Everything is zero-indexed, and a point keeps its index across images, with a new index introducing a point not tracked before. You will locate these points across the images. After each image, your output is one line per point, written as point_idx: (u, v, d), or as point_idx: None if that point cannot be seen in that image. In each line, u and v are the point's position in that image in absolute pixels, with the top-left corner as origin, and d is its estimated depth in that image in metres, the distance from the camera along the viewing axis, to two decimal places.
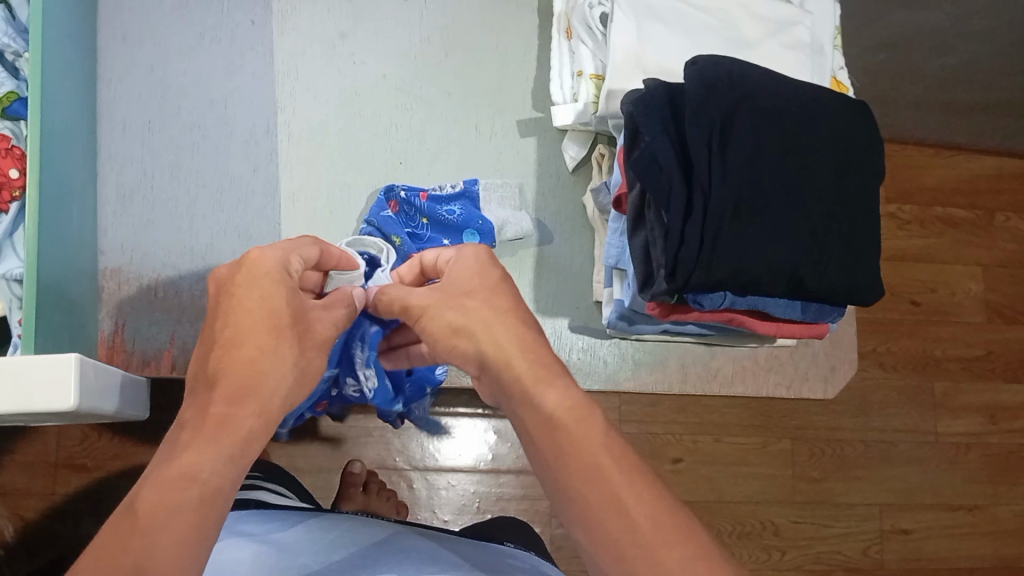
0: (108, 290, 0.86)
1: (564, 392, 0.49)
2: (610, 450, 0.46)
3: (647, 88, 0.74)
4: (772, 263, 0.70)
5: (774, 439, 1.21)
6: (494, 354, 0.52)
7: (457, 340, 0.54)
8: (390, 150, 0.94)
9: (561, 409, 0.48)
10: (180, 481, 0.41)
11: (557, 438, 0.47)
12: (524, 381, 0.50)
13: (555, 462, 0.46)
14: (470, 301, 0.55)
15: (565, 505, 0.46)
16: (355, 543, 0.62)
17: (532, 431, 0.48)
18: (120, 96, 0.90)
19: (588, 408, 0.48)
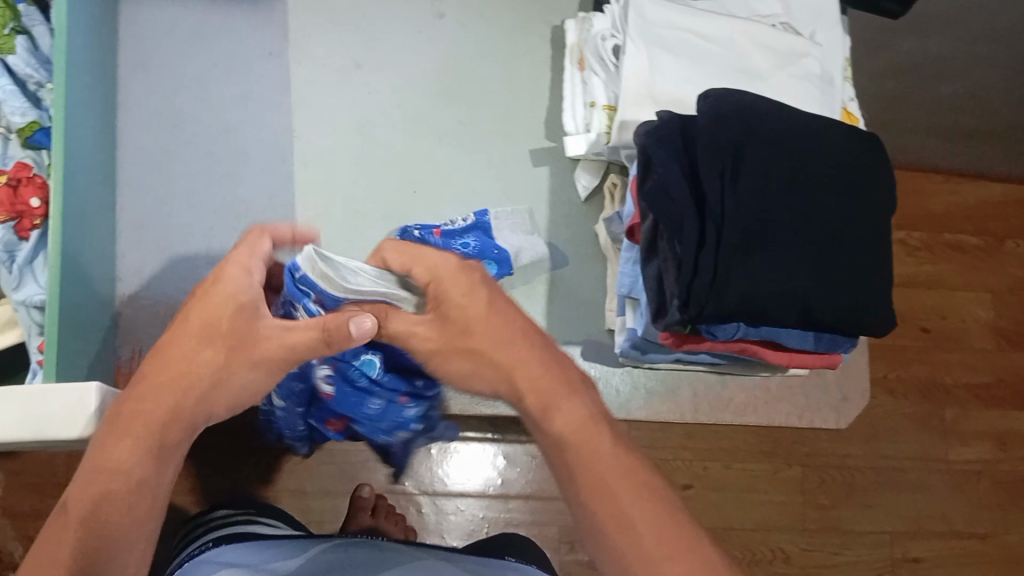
0: (125, 316, 0.87)
1: (578, 404, 0.55)
2: (620, 464, 0.51)
3: (659, 120, 0.75)
4: (785, 294, 0.70)
5: (784, 465, 1.20)
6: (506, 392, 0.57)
7: (474, 378, 0.59)
8: (403, 178, 0.95)
9: (573, 427, 0.53)
10: (107, 480, 0.52)
11: (571, 455, 0.52)
12: (535, 405, 0.55)
13: (568, 476, 0.52)
14: (474, 345, 0.58)
15: (581, 518, 0.51)
16: (349, 564, 0.63)
17: (549, 443, 0.54)
18: (137, 123, 0.91)
19: (597, 424, 0.54)
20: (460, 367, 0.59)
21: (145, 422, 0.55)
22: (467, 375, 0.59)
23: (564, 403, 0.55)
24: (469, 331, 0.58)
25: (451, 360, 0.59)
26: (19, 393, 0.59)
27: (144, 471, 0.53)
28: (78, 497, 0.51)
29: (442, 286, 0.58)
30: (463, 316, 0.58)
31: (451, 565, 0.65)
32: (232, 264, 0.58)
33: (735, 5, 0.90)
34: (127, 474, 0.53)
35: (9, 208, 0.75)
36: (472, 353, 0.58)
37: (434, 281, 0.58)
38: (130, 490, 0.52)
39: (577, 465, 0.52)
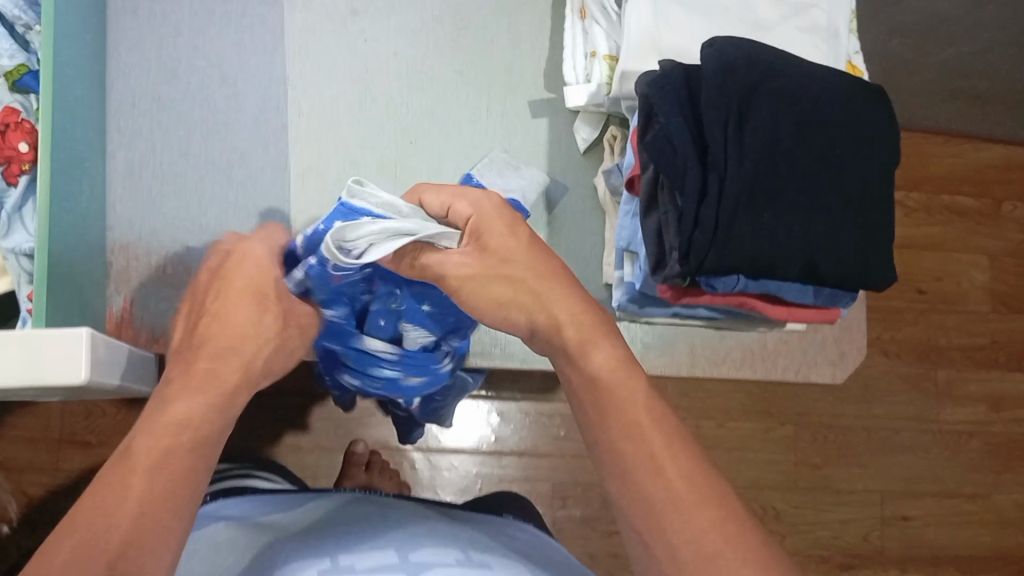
0: (116, 266, 0.86)
1: (612, 350, 0.56)
2: (649, 409, 0.52)
3: (662, 68, 0.73)
4: (787, 247, 0.69)
5: (776, 425, 1.21)
6: (545, 323, 0.58)
7: (506, 309, 0.59)
8: (401, 130, 0.93)
9: (606, 368, 0.54)
10: (170, 431, 0.48)
11: (600, 396, 0.53)
12: (575, 340, 0.56)
13: (595, 417, 0.53)
14: (513, 274, 0.59)
15: (608, 458, 0.51)
16: (346, 520, 0.62)
17: (579, 386, 0.55)
18: (128, 70, 0.89)
19: (630, 370, 0.55)
20: (497, 294, 0.59)
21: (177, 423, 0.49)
22: (497, 308, 0.59)
23: (598, 347, 0.56)
24: (510, 259, 0.59)
25: (485, 286, 0.59)
26: (13, 338, 0.58)
27: (204, 430, 0.49)
28: (139, 443, 0.47)
29: (484, 218, 0.61)
30: (504, 245, 0.60)
31: (447, 522, 0.64)
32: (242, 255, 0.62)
33: None
34: (189, 428, 0.49)
35: None
36: (512, 281, 0.59)
37: (475, 214, 0.61)
38: (192, 445, 0.48)
39: (604, 406, 0.53)
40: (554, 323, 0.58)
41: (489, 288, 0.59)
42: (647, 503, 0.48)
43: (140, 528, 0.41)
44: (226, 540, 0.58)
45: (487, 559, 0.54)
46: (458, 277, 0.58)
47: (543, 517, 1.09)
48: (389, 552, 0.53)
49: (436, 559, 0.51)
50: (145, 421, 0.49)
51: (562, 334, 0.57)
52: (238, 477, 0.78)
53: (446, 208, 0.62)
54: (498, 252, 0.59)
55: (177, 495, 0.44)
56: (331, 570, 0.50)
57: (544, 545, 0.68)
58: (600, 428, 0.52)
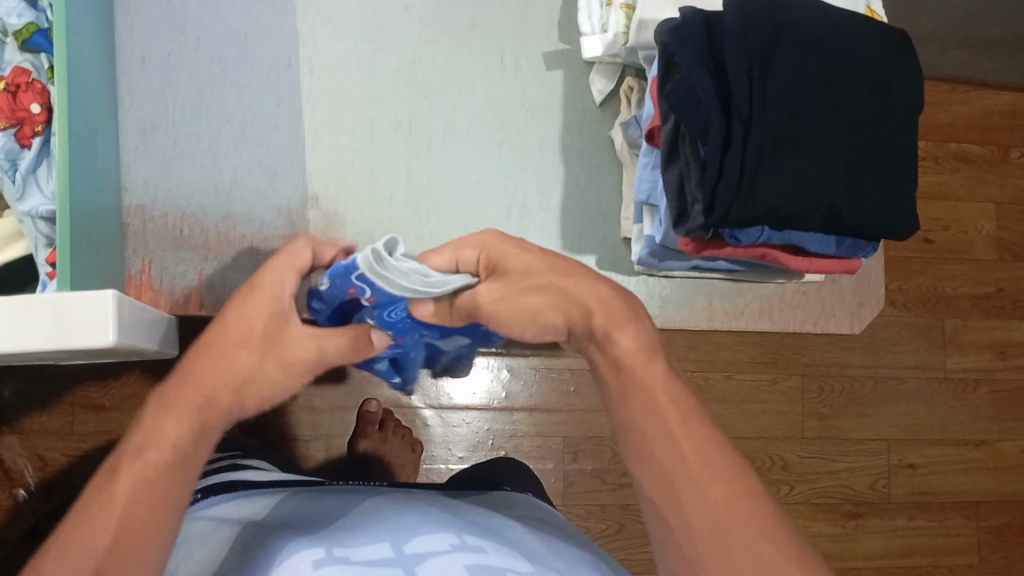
0: (133, 229, 0.85)
1: (634, 334, 0.55)
2: (672, 391, 0.53)
3: (683, 16, 0.71)
4: (811, 197, 0.69)
5: (784, 376, 1.21)
6: (575, 316, 0.57)
7: (541, 311, 0.58)
8: (414, 84, 0.92)
9: (628, 353, 0.54)
10: (155, 460, 0.47)
11: (625, 379, 0.54)
12: (602, 326, 0.56)
13: (620, 398, 0.53)
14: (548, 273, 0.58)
15: (628, 439, 0.52)
16: (343, 509, 0.63)
17: (603, 368, 0.55)
18: (136, 26, 0.87)
19: (653, 353, 0.55)
20: (533, 304, 0.58)
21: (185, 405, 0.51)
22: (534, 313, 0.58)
23: (621, 331, 0.55)
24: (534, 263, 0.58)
25: (517, 301, 0.59)
26: (36, 301, 0.57)
27: (190, 455, 0.49)
28: (127, 468, 0.46)
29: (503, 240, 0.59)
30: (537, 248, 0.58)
31: (437, 502, 0.65)
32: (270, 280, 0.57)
33: None
34: (174, 450, 0.49)
35: (8, 115, 0.72)
36: (545, 290, 0.58)
37: (482, 252, 0.61)
38: (177, 469, 0.48)
39: (628, 388, 0.53)
40: (584, 315, 0.57)
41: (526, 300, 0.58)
42: (663, 474, 0.49)
43: (127, 535, 0.43)
44: (218, 539, 0.58)
45: (482, 542, 0.55)
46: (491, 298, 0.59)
47: (554, 472, 1.10)
48: (385, 545, 0.54)
49: (432, 548, 0.53)
50: (133, 442, 0.48)
51: (592, 322, 0.57)
52: (227, 468, 0.74)
53: (455, 260, 0.62)
54: (517, 272, 0.59)
55: (161, 515, 0.45)
56: (327, 558, 0.52)
57: (553, 523, 0.70)
58: (624, 407, 0.53)
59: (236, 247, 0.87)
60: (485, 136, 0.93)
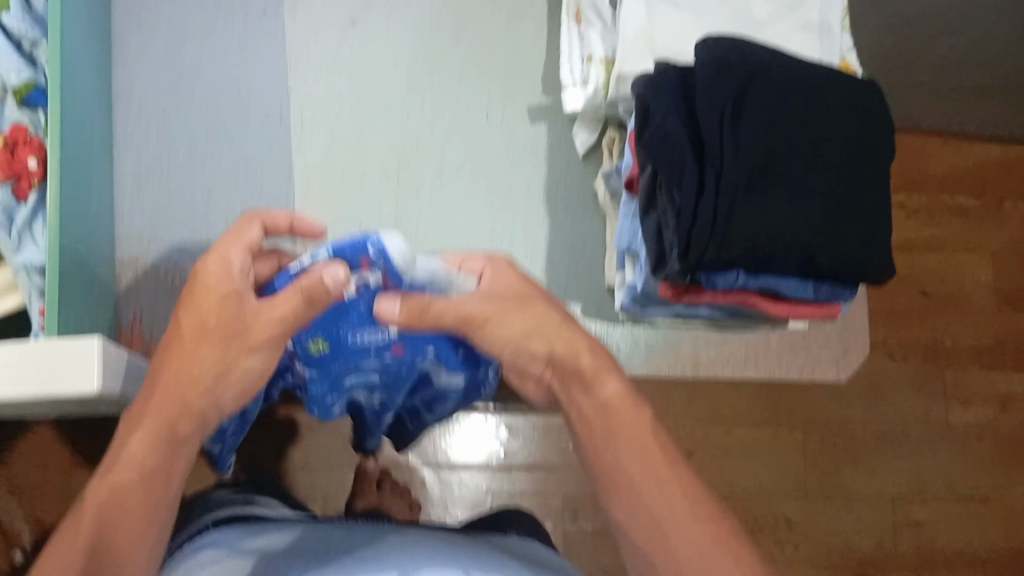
0: (126, 280, 0.87)
1: (621, 381, 0.61)
2: (654, 440, 0.58)
3: (657, 70, 0.74)
4: (786, 239, 0.70)
5: (785, 430, 1.21)
6: (564, 353, 0.61)
7: (530, 341, 0.61)
8: (402, 136, 0.95)
9: (616, 397, 0.60)
10: (125, 472, 0.55)
11: (612, 422, 0.59)
12: (591, 367, 0.61)
13: (603, 442, 0.58)
14: (533, 308, 0.61)
15: (608, 477, 0.58)
16: (358, 545, 0.62)
17: (585, 412, 0.60)
18: (135, 86, 0.91)
19: (637, 401, 0.60)
20: (520, 327, 0.60)
21: (153, 414, 0.58)
22: (521, 340, 0.60)
23: (610, 376, 0.61)
24: (528, 298, 0.61)
25: (507, 322, 0.59)
26: (30, 345, 0.59)
27: (157, 470, 0.57)
28: (98, 491, 0.55)
29: (496, 271, 0.62)
30: (512, 284, 0.62)
31: (456, 542, 0.64)
32: (213, 262, 0.59)
33: None
34: (141, 465, 0.56)
35: (7, 169, 0.74)
36: (533, 315, 0.61)
37: (488, 268, 0.63)
38: (146, 484, 0.56)
39: (613, 431, 0.58)
40: (573, 351, 0.61)
41: (512, 322, 0.60)
42: (651, 517, 0.55)
43: (103, 549, 0.52)
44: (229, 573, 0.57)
45: None
46: (483, 315, 0.58)
47: (554, 531, 1.09)
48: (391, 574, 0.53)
49: None
50: (107, 460, 0.57)
51: (579, 363, 0.61)
52: (239, 504, 0.75)
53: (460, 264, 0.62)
54: (514, 293, 0.61)
55: (136, 528, 0.54)
56: None
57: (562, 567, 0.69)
58: (609, 452, 0.58)
59: None
60: (473, 188, 0.95)
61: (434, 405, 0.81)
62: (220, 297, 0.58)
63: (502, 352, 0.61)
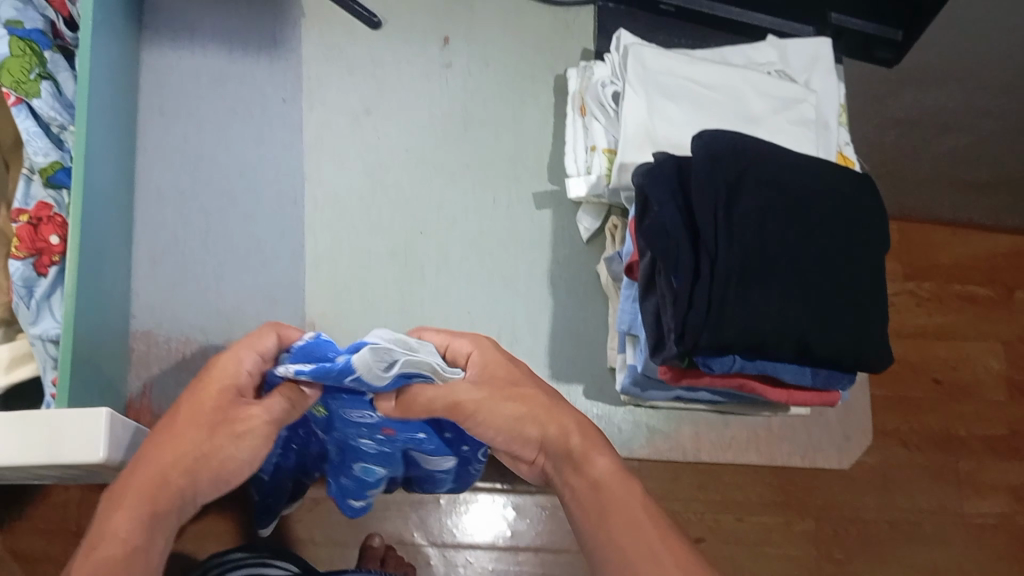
0: (137, 352, 0.90)
1: (611, 459, 0.63)
2: (645, 514, 0.59)
3: (655, 161, 0.77)
4: (780, 327, 0.71)
5: (797, 519, 1.26)
6: (556, 434, 0.63)
7: (522, 425, 0.63)
8: (411, 219, 0.98)
9: (608, 474, 0.62)
10: (110, 548, 0.55)
11: (604, 497, 0.60)
12: (581, 447, 0.63)
13: (596, 518, 0.60)
14: (523, 395, 0.64)
15: (605, 557, 0.58)
16: None
17: (579, 491, 0.62)
18: (157, 167, 0.96)
19: (628, 477, 0.62)
20: (511, 414, 0.62)
21: (137, 490, 0.59)
22: (514, 426, 0.63)
23: (601, 455, 0.63)
24: (518, 382, 0.65)
25: (499, 407, 0.62)
26: (33, 417, 0.61)
27: (139, 545, 0.56)
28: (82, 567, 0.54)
29: (483, 351, 0.67)
30: (504, 371, 0.66)
31: None
32: (226, 360, 0.62)
33: (732, 53, 0.95)
34: (124, 543, 0.56)
35: (29, 245, 0.78)
36: (521, 399, 0.63)
37: (475, 350, 0.67)
38: (127, 561, 0.55)
39: (606, 506, 0.60)
40: (564, 434, 0.63)
41: (504, 408, 0.62)
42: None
43: None
44: None
45: None
46: (473, 402, 0.61)
47: None
48: None
49: None
50: (88, 538, 0.56)
51: (570, 443, 0.63)
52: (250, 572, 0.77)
53: (445, 346, 0.67)
54: (504, 378, 0.65)
55: None
56: None
57: None
58: (602, 529, 0.59)
59: None
60: (479, 270, 0.97)
61: (428, 480, 0.84)
62: (222, 391, 0.61)
63: (496, 439, 0.63)
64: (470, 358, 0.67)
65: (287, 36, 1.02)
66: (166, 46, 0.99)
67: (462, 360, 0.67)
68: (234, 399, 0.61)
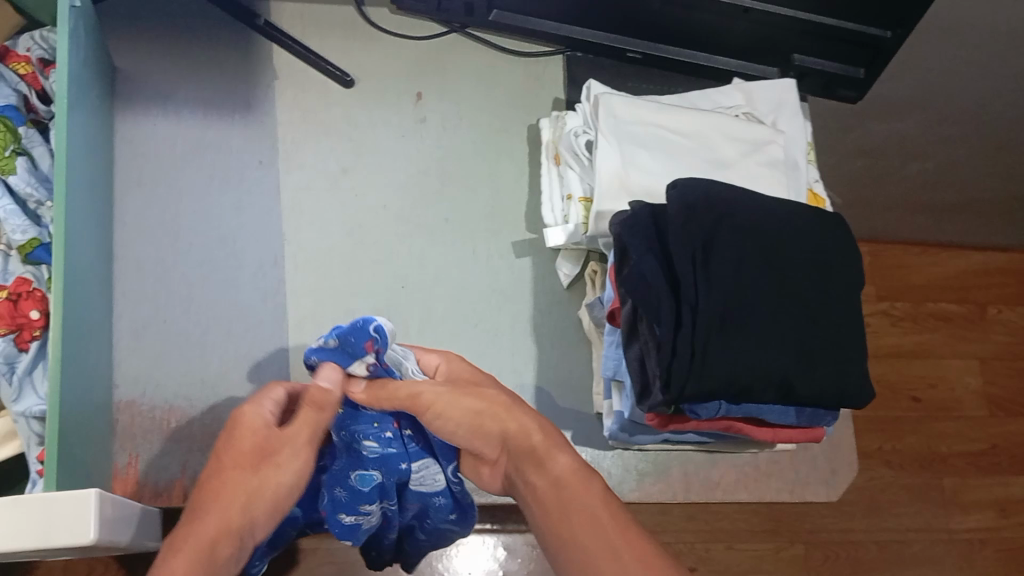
0: (122, 424, 0.89)
1: (572, 457, 0.67)
2: (603, 508, 0.63)
3: (632, 210, 0.78)
4: (762, 371, 0.72)
5: (786, 544, 1.33)
6: (517, 430, 0.68)
7: (482, 420, 0.68)
8: (392, 274, 0.98)
9: (568, 471, 0.66)
10: None
11: (563, 493, 0.64)
12: (541, 445, 0.67)
13: (557, 514, 0.64)
14: (483, 392, 0.69)
15: (569, 558, 0.62)
16: None
17: (541, 487, 0.66)
18: (134, 236, 0.95)
19: (586, 473, 0.66)
20: (471, 408, 0.68)
21: (192, 538, 0.61)
22: (475, 420, 0.68)
23: (561, 453, 0.67)
24: (479, 382, 0.72)
25: (459, 400, 0.68)
26: (31, 500, 0.60)
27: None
28: None
29: (452, 362, 0.75)
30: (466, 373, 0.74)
31: None
32: (249, 412, 0.67)
33: (701, 98, 0.97)
34: None
35: (9, 321, 0.77)
36: (482, 396, 0.69)
37: (442, 361, 0.75)
38: None
39: (565, 503, 0.64)
40: (524, 430, 0.68)
41: (462, 403, 0.68)
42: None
43: None
44: None
45: None
46: (430, 394, 0.67)
47: None
48: None
49: None
50: None
51: (532, 440, 0.68)
52: None
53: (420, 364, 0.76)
54: (468, 379, 0.72)
55: None
56: None
57: None
58: (562, 524, 0.63)
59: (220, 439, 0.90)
60: (463, 323, 0.98)
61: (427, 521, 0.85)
62: (255, 435, 0.66)
63: (459, 433, 0.68)
64: (439, 368, 0.75)
65: (262, 98, 1.03)
66: (140, 114, 1.00)
67: (432, 369, 0.75)
68: (265, 434, 0.66)
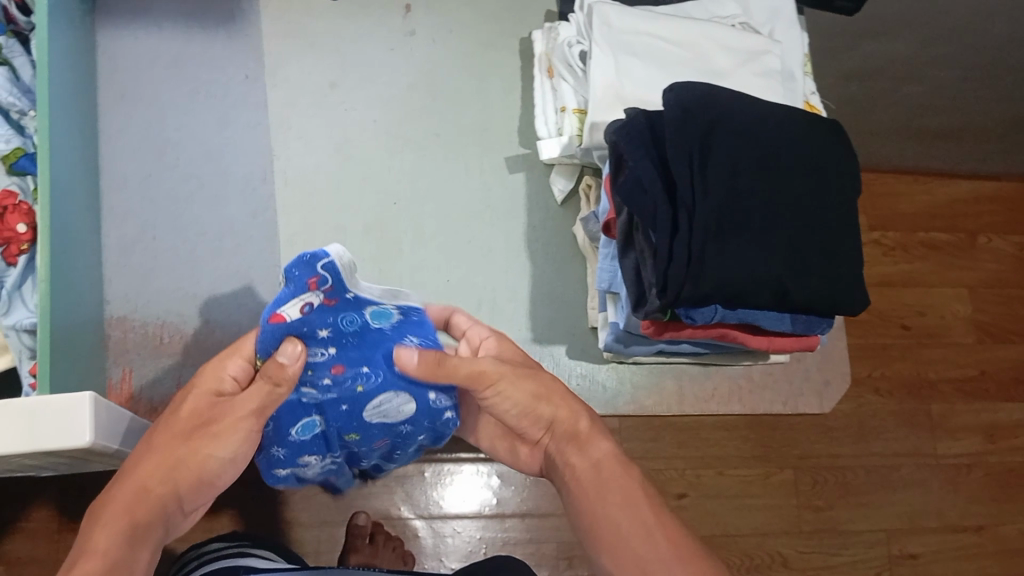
0: (114, 339, 0.89)
1: (613, 444, 0.64)
2: (643, 492, 0.60)
3: (628, 115, 0.77)
4: (757, 276, 0.72)
5: (775, 469, 1.15)
6: (565, 417, 0.64)
7: (539, 404, 0.64)
8: (384, 193, 0.97)
9: (606, 458, 0.63)
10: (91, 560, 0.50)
11: (603, 476, 0.61)
12: (586, 431, 0.64)
13: (593, 495, 0.60)
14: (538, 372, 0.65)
15: (594, 535, 0.59)
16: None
17: (578, 470, 0.62)
18: (119, 151, 0.94)
19: (627, 463, 0.63)
20: (532, 391, 0.63)
21: (120, 502, 0.55)
22: (531, 405, 0.63)
23: (601, 439, 0.64)
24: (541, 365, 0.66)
25: (521, 380, 0.63)
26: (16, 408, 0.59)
27: (126, 558, 0.52)
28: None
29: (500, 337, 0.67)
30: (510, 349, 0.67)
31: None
32: (209, 371, 0.61)
33: (695, 8, 0.95)
34: (108, 556, 0.51)
35: None
36: (540, 378, 0.64)
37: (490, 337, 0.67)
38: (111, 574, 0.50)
39: (604, 484, 0.61)
40: (574, 416, 0.65)
41: (525, 385, 0.63)
42: (639, 562, 0.56)
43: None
44: None
45: None
46: (496, 369, 0.61)
47: None
48: None
49: None
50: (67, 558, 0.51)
51: (576, 426, 0.64)
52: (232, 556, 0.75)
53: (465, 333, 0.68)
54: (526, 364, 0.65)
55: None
56: None
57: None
58: (599, 505, 0.60)
59: (214, 353, 0.90)
60: (456, 237, 0.97)
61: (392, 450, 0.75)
62: (203, 395, 0.60)
63: (514, 411, 0.63)
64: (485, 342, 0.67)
65: (246, 10, 1.00)
66: (123, 26, 0.98)
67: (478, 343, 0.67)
68: (212, 400, 0.60)
